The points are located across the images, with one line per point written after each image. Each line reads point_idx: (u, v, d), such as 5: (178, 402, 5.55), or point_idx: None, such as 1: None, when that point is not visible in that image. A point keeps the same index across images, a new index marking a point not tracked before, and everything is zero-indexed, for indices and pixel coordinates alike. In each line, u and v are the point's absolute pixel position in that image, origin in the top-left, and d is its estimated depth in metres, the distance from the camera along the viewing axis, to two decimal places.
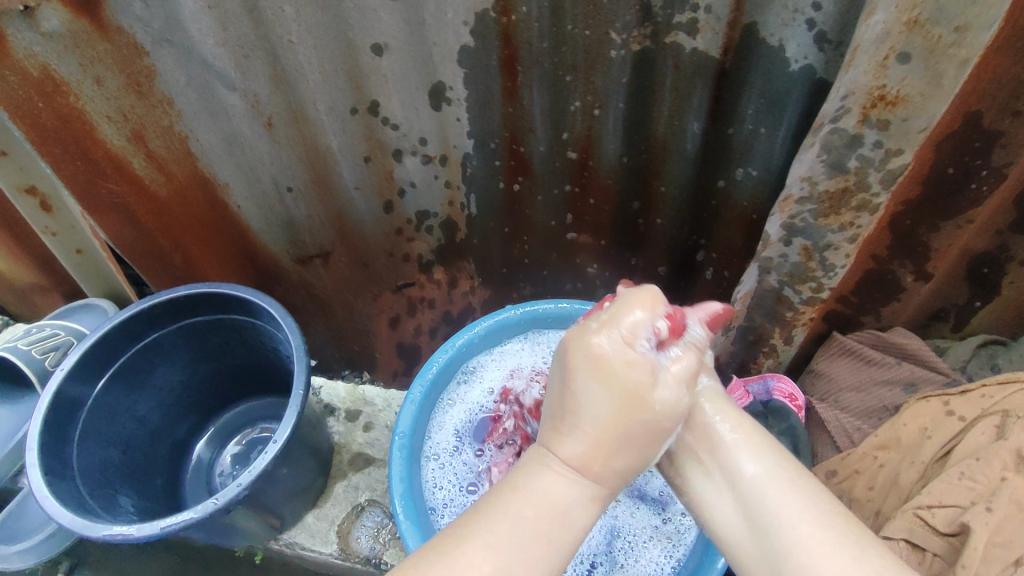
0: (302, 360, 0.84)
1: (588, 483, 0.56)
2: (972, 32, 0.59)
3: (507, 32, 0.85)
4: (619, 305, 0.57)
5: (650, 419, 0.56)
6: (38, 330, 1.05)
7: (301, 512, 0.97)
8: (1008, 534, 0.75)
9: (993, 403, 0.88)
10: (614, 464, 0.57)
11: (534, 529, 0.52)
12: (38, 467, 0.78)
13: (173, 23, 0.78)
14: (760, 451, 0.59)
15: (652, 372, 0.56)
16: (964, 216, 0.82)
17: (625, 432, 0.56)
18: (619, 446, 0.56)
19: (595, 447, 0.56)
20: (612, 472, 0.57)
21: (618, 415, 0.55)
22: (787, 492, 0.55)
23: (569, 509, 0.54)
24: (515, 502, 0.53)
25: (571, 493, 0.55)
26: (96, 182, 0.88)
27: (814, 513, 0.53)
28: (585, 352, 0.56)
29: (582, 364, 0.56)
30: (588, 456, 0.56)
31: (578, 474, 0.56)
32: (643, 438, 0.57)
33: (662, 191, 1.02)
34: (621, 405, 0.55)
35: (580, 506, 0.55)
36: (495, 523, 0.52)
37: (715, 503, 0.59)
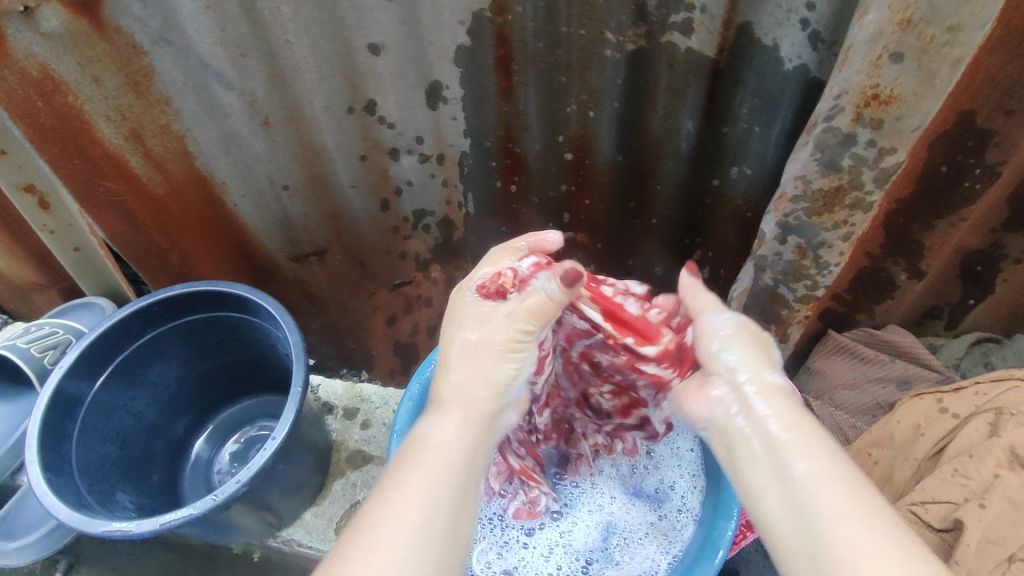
0: (300, 358, 0.85)
1: (460, 413, 0.66)
2: (965, 32, 0.59)
3: (503, 32, 0.85)
4: (497, 255, 0.77)
5: (496, 345, 0.70)
6: (36, 328, 1.05)
7: (299, 509, 0.98)
8: (1002, 531, 0.74)
9: (985, 400, 0.88)
10: (477, 386, 0.68)
11: (438, 471, 0.58)
12: (38, 464, 0.78)
13: (171, 24, 0.78)
14: (816, 449, 0.58)
15: (489, 309, 0.71)
16: (957, 215, 0.83)
17: (483, 362, 0.69)
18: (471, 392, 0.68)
19: (463, 375, 0.69)
20: (474, 397, 0.68)
21: (478, 346, 0.70)
22: (835, 491, 0.53)
23: (451, 446, 0.62)
24: (403, 454, 0.60)
25: (451, 436, 0.63)
26: (95, 181, 0.89)
27: (862, 512, 0.51)
28: (451, 314, 0.74)
29: (446, 325, 0.74)
30: (460, 384, 0.69)
31: (448, 402, 0.67)
32: (495, 362, 0.69)
33: (658, 190, 1.03)
34: (477, 341, 0.70)
35: (458, 443, 0.63)
36: (406, 474, 0.57)
37: (763, 496, 0.58)
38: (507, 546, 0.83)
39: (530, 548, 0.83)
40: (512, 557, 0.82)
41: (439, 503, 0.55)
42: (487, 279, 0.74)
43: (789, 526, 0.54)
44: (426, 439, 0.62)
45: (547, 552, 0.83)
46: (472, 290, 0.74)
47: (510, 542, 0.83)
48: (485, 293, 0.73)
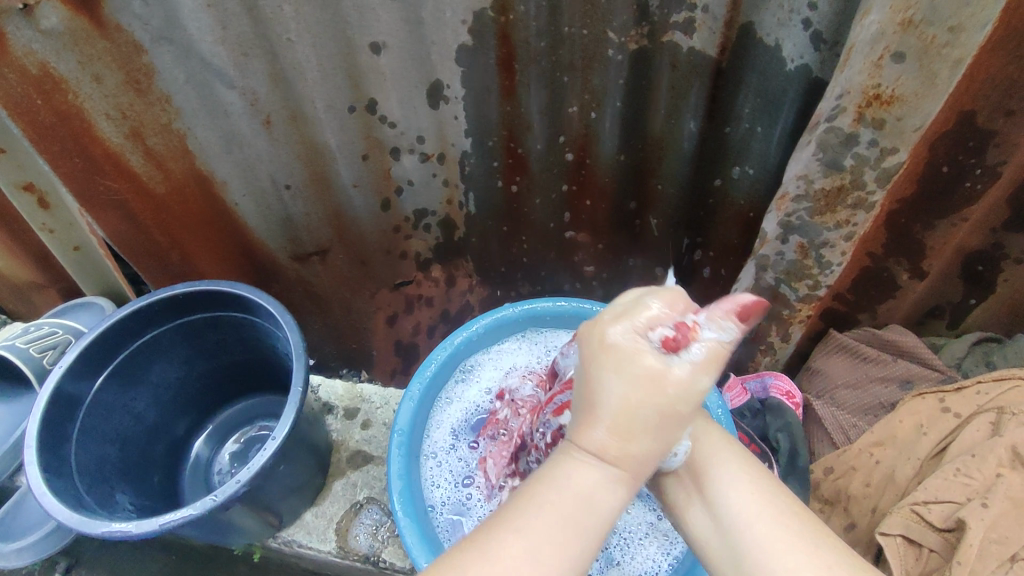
0: (301, 358, 0.84)
1: (623, 472, 0.48)
2: (966, 33, 0.59)
3: (505, 31, 0.85)
4: (632, 300, 0.52)
5: (672, 404, 0.47)
6: (35, 328, 1.05)
7: (299, 510, 0.97)
8: (1004, 531, 0.75)
9: (987, 400, 0.88)
10: (643, 451, 0.48)
11: (560, 522, 0.47)
12: (36, 464, 0.78)
13: (172, 22, 0.78)
14: (731, 459, 0.57)
15: (682, 359, 0.48)
16: (959, 214, 0.83)
17: (639, 418, 0.48)
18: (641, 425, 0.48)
19: (619, 438, 0.48)
20: (642, 461, 0.49)
21: (638, 402, 0.47)
22: (755, 498, 0.53)
23: (593, 494, 0.48)
24: (542, 489, 0.48)
25: (596, 480, 0.48)
26: (95, 180, 0.88)
27: (787, 526, 0.50)
28: (598, 346, 0.50)
29: (595, 359, 0.49)
30: (611, 447, 0.48)
31: (608, 463, 0.48)
32: (670, 428, 0.48)
33: (659, 189, 1.03)
34: (643, 387, 0.47)
35: (604, 490, 0.48)
36: (526, 511, 0.47)
37: (688, 509, 0.57)
38: None
39: None
40: None
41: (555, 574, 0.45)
42: (664, 326, 0.49)
43: (717, 545, 0.53)
44: (559, 481, 0.48)
45: None
46: (649, 314, 0.50)
47: None
48: (661, 340, 0.49)
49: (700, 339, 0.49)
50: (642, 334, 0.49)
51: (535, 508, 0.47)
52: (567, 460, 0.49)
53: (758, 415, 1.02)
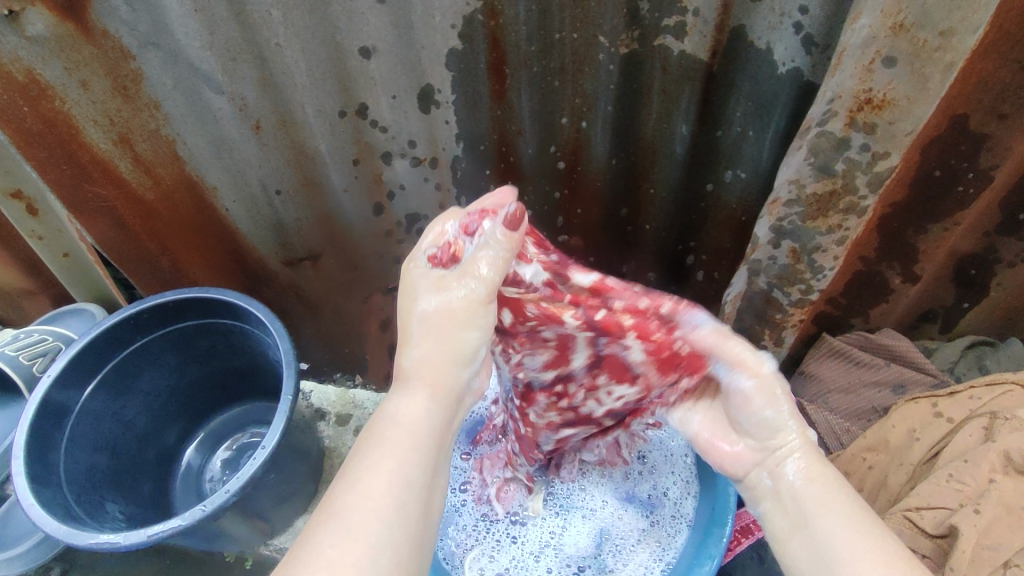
0: (291, 364, 0.84)
1: (423, 383, 0.59)
2: (958, 36, 0.59)
3: (496, 35, 0.85)
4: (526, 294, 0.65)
5: (460, 314, 0.60)
6: (25, 335, 1.04)
7: (291, 517, 0.97)
8: (996, 537, 0.75)
9: (981, 404, 0.88)
10: (437, 356, 0.61)
11: (384, 442, 0.53)
12: (24, 475, 0.77)
13: (160, 27, 0.78)
14: (834, 497, 0.59)
15: (445, 272, 0.62)
16: (951, 219, 0.82)
17: (445, 331, 0.60)
18: (430, 333, 0.61)
19: (428, 345, 0.61)
20: (442, 364, 0.60)
21: (434, 316, 0.61)
22: (856, 531, 0.54)
23: (407, 413, 0.56)
24: (361, 431, 0.55)
25: (405, 399, 0.57)
26: (83, 187, 0.88)
27: (878, 551, 0.52)
28: (413, 282, 0.64)
29: (409, 292, 0.63)
30: (428, 357, 0.60)
31: (412, 377, 0.59)
32: (459, 329, 0.60)
33: (652, 193, 1.02)
34: (439, 301, 0.61)
35: (409, 402, 0.57)
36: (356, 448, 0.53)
37: (789, 537, 0.59)
38: (498, 547, 0.83)
39: (519, 544, 0.83)
40: (504, 558, 0.82)
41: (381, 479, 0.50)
42: (441, 246, 0.64)
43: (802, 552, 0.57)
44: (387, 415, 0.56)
45: (538, 553, 0.83)
46: (420, 263, 0.64)
47: (500, 542, 0.83)
48: (432, 259, 0.64)
49: (467, 250, 0.62)
50: (422, 258, 0.65)
51: (360, 443, 0.53)
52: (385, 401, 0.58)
53: None
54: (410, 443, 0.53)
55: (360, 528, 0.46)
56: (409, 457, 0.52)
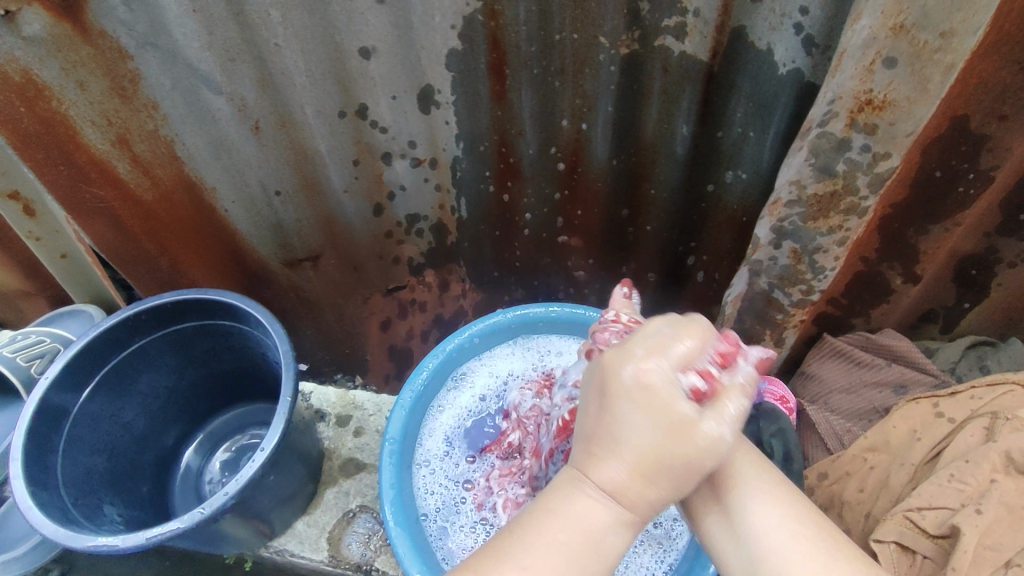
0: (290, 366, 0.84)
1: (625, 510, 0.50)
2: (959, 37, 0.59)
3: (496, 36, 0.84)
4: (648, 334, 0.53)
5: (693, 456, 0.49)
6: (23, 336, 1.03)
7: (291, 518, 0.97)
8: (998, 537, 0.75)
9: (982, 404, 0.88)
10: (654, 495, 0.50)
11: (566, 554, 0.49)
12: (22, 478, 0.77)
13: (158, 28, 0.77)
14: (775, 491, 0.56)
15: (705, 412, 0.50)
16: (952, 220, 0.82)
17: (661, 468, 0.48)
18: (656, 476, 0.49)
19: (633, 474, 0.49)
20: (650, 504, 0.50)
21: (660, 449, 0.48)
22: (795, 537, 0.52)
23: (601, 536, 0.49)
24: (541, 523, 0.50)
25: (603, 516, 0.49)
26: (81, 188, 0.87)
27: (813, 552, 0.51)
28: (633, 389, 0.50)
29: (631, 396, 0.49)
30: (627, 484, 0.49)
31: (614, 498, 0.50)
32: (683, 475, 0.49)
33: (652, 193, 1.02)
34: (667, 437, 0.48)
35: (612, 531, 0.49)
36: (525, 544, 0.49)
37: (715, 521, 0.57)
38: None
39: None
40: None
41: None
42: (698, 373, 0.51)
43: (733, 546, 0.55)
44: (552, 509, 0.50)
45: None
46: (657, 375, 0.50)
47: None
48: (690, 389, 0.51)
49: (726, 386, 0.52)
50: (677, 382, 0.50)
51: (534, 542, 0.49)
52: (575, 496, 0.50)
53: (752, 420, 0.99)
54: (584, 570, 0.48)
55: None
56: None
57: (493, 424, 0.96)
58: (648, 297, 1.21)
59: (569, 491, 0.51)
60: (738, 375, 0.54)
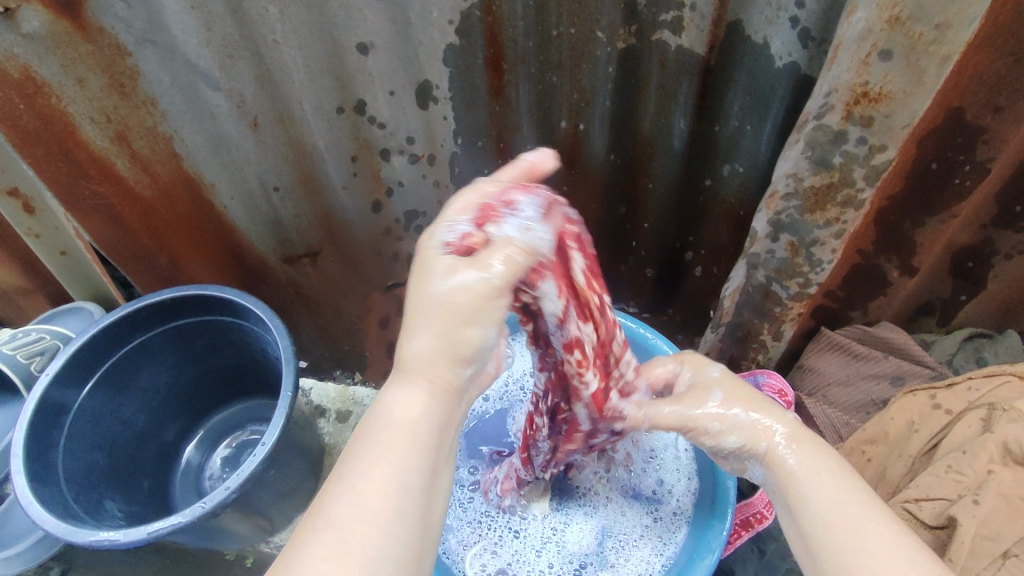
0: (289, 361, 0.84)
1: (430, 381, 0.55)
2: (954, 29, 0.59)
3: (493, 31, 0.85)
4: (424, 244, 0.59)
5: (469, 306, 0.53)
6: (22, 334, 1.03)
7: (292, 513, 0.97)
8: (995, 527, 0.75)
9: (979, 396, 0.88)
10: (441, 353, 0.55)
11: (384, 441, 0.51)
12: (23, 473, 0.77)
13: (155, 24, 0.77)
14: (824, 471, 0.61)
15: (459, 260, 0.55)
16: (948, 212, 0.82)
17: (456, 323, 0.54)
18: (435, 329, 0.54)
19: (431, 332, 0.54)
20: (442, 359, 0.55)
21: (456, 300, 0.53)
22: (846, 507, 0.57)
23: (409, 411, 0.53)
24: (361, 427, 0.53)
25: (411, 398, 0.53)
26: (80, 184, 0.87)
27: (867, 522, 0.55)
28: (420, 258, 0.57)
29: (417, 270, 0.56)
30: (432, 357, 0.54)
31: (414, 372, 0.54)
32: (470, 333, 0.54)
33: (650, 188, 1.02)
34: (459, 311, 0.53)
35: (415, 402, 0.53)
36: (355, 450, 0.51)
37: (784, 516, 0.62)
38: (501, 542, 0.83)
39: (522, 538, 0.83)
40: (506, 554, 0.82)
41: (381, 481, 0.49)
42: (455, 233, 0.57)
43: (793, 528, 0.60)
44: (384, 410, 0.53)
45: (540, 550, 0.83)
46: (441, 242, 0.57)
47: (503, 537, 0.83)
48: (448, 244, 0.56)
49: (485, 239, 0.56)
50: (437, 239, 0.57)
51: (359, 442, 0.52)
52: (385, 393, 0.54)
53: None
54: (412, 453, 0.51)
55: (355, 537, 0.46)
56: (379, 462, 0.50)
57: (507, 433, 0.95)
58: (646, 291, 1.23)
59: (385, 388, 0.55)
60: (534, 224, 0.56)
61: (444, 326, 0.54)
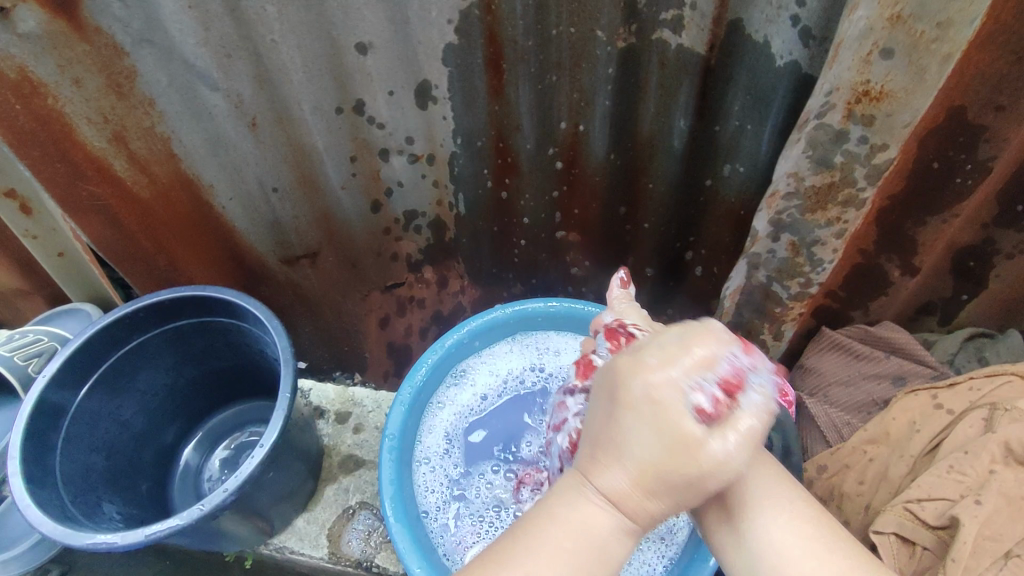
0: (289, 362, 0.83)
1: (631, 526, 0.46)
2: (956, 28, 0.58)
3: (492, 30, 0.84)
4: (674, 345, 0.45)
5: (701, 478, 0.43)
6: (20, 335, 1.03)
7: (291, 515, 0.96)
8: (997, 528, 0.74)
9: (980, 396, 0.88)
10: (656, 508, 0.45)
11: (573, 562, 0.45)
12: (20, 476, 0.77)
13: (153, 24, 0.77)
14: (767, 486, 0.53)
15: (713, 435, 0.43)
16: (950, 211, 0.82)
17: (665, 485, 0.44)
18: (660, 492, 0.44)
19: (639, 486, 0.45)
20: (650, 514, 0.46)
21: (662, 464, 0.43)
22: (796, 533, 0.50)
23: (603, 540, 0.46)
24: (547, 528, 0.46)
25: (607, 525, 0.46)
26: (78, 185, 0.86)
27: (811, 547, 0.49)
28: (640, 401, 0.44)
29: (635, 408, 0.44)
30: (629, 493, 0.45)
31: (621, 505, 0.45)
32: (692, 495, 0.45)
33: (650, 188, 1.02)
34: (669, 454, 0.43)
35: (614, 537, 0.46)
36: (527, 552, 0.46)
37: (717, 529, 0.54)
38: None
39: None
40: None
41: None
42: (705, 391, 0.43)
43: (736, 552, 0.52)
44: (554, 516, 0.47)
45: None
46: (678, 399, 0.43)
47: None
48: (696, 407, 0.43)
49: (734, 413, 0.44)
50: (683, 398, 0.43)
51: (538, 545, 0.46)
52: (576, 500, 0.47)
53: None
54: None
55: None
56: None
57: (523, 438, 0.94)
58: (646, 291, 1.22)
59: (575, 493, 0.47)
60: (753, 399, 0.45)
61: (658, 472, 0.44)
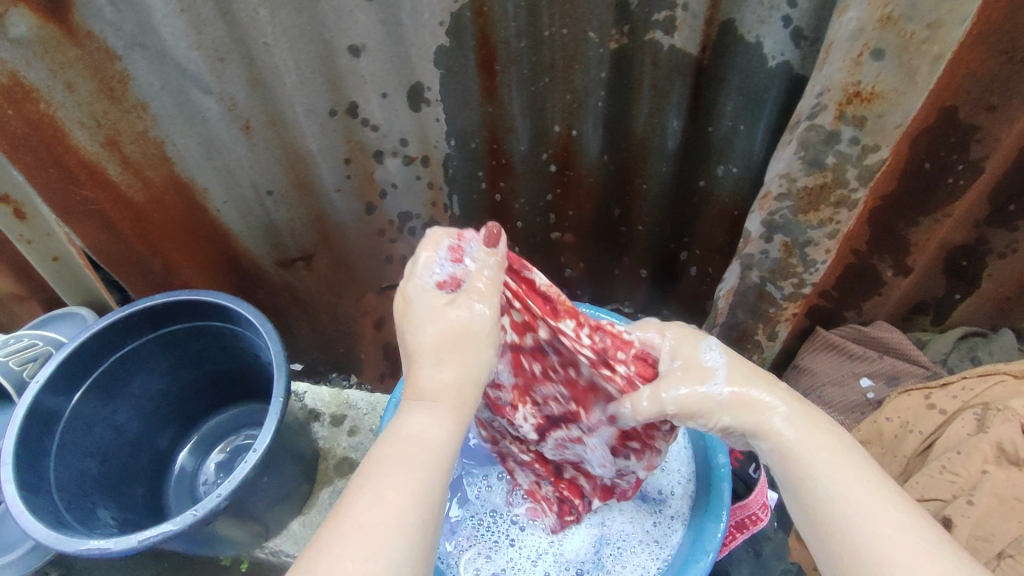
0: (282, 366, 0.83)
1: (446, 404, 0.58)
2: (946, 28, 0.58)
3: (484, 32, 0.84)
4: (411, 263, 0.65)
5: (470, 332, 0.60)
6: (15, 340, 1.03)
7: (286, 518, 0.97)
8: (989, 527, 0.75)
9: (973, 396, 0.88)
10: (455, 379, 0.59)
11: (407, 456, 0.52)
12: (14, 481, 0.77)
13: (144, 28, 0.77)
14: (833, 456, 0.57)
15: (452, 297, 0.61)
16: (942, 212, 0.82)
17: (449, 351, 0.59)
18: (444, 365, 0.59)
19: (438, 369, 0.59)
20: (456, 388, 0.59)
21: (437, 341, 0.60)
22: (864, 495, 0.53)
23: (428, 429, 0.55)
24: (377, 446, 0.54)
25: (426, 415, 0.56)
26: (70, 190, 0.87)
27: (883, 514, 0.52)
28: (405, 311, 0.63)
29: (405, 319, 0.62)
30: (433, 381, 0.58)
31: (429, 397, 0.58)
32: (472, 349, 0.60)
33: (643, 188, 1.02)
34: (439, 329, 0.60)
35: (438, 423, 0.56)
36: (366, 470, 0.52)
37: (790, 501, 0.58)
38: (495, 548, 0.83)
39: (517, 548, 0.83)
40: (501, 560, 0.82)
41: (404, 487, 0.50)
42: (438, 272, 0.63)
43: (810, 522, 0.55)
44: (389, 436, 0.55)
45: (536, 558, 0.82)
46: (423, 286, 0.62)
47: (499, 542, 0.83)
48: (433, 285, 0.62)
49: (468, 273, 0.63)
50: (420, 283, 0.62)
51: (376, 459, 0.53)
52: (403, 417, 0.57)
53: None
54: (422, 464, 0.52)
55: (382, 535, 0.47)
56: (404, 475, 0.51)
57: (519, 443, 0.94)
58: (641, 290, 1.23)
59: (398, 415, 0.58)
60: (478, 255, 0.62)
61: (442, 349, 0.59)
